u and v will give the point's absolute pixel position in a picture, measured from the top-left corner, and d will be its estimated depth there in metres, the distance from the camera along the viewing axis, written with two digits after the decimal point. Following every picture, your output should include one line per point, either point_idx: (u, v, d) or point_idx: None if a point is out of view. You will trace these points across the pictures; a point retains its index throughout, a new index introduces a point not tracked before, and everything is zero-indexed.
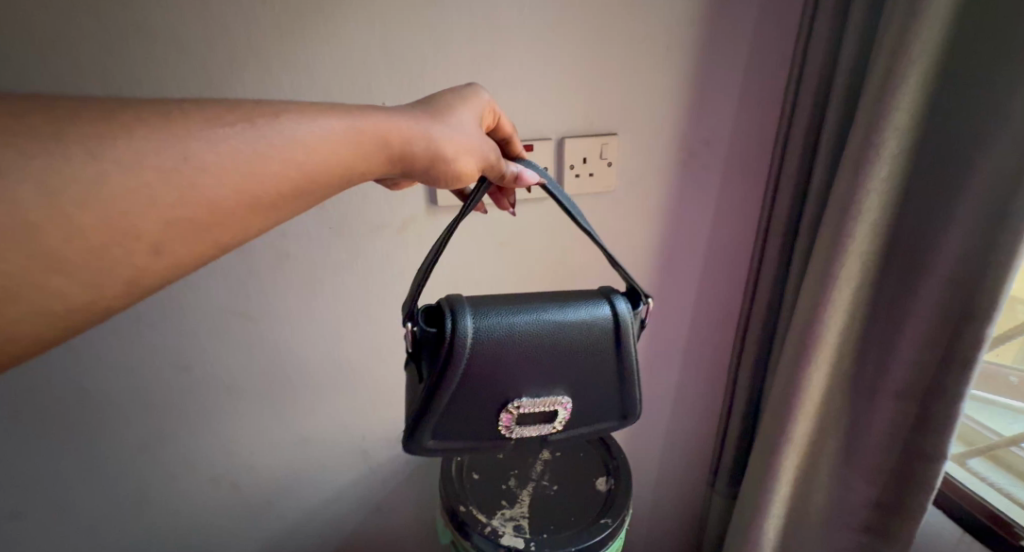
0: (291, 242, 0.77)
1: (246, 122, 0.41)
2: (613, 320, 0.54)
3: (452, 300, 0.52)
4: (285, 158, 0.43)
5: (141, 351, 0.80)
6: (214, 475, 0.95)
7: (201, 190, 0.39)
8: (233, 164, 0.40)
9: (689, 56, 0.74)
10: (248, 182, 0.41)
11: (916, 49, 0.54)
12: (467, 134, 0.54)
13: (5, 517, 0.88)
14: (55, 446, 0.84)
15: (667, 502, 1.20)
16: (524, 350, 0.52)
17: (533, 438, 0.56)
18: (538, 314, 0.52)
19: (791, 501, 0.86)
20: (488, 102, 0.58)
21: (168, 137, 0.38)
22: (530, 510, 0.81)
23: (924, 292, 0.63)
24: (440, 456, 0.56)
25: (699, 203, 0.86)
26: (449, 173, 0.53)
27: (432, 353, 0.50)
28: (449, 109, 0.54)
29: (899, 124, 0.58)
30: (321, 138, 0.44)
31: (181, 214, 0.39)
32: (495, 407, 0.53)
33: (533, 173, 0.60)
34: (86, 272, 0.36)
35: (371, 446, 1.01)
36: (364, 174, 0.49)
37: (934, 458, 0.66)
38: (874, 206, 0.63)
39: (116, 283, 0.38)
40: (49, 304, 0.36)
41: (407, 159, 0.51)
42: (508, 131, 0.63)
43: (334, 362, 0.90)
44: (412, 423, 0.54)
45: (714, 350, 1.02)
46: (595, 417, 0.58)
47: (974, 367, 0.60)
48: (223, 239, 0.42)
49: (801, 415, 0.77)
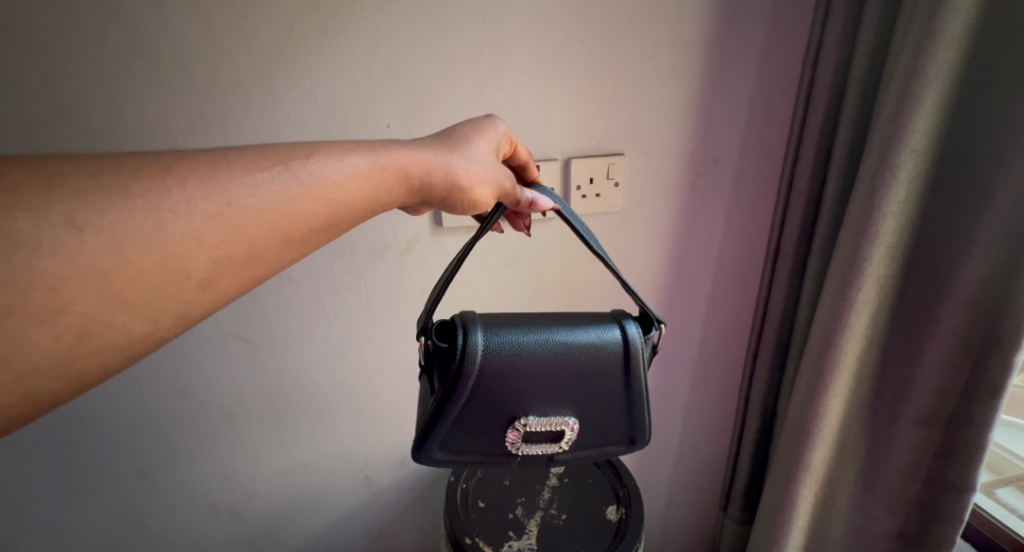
0: (293, 264, 0.76)
1: (281, 165, 0.42)
2: (623, 344, 0.52)
3: (466, 316, 0.51)
4: (315, 196, 0.44)
5: (141, 376, 0.78)
6: (213, 503, 0.92)
7: (245, 230, 0.41)
8: (267, 204, 0.41)
9: (695, 77, 0.74)
10: (281, 221, 0.42)
11: (930, 73, 0.53)
12: (482, 166, 0.52)
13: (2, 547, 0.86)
14: (54, 475, 0.83)
15: (680, 528, 1.16)
16: (534, 370, 0.50)
17: (537, 456, 0.54)
18: (548, 335, 0.51)
19: (809, 532, 0.83)
20: (506, 132, 0.57)
21: (212, 185, 0.40)
22: (538, 541, 0.78)
23: (946, 318, 0.61)
24: (446, 466, 0.54)
25: (707, 223, 0.85)
26: (466, 202, 0.52)
27: (442, 366, 0.49)
28: (465, 138, 0.53)
29: (916, 147, 0.57)
30: (347, 177, 0.45)
31: (225, 252, 0.40)
32: (501, 423, 0.51)
33: (547, 199, 0.57)
34: (148, 308, 0.38)
35: (374, 471, 0.98)
36: (385, 204, 0.48)
37: (961, 490, 0.63)
38: (891, 228, 0.62)
39: (170, 315, 0.39)
40: (116, 340, 0.38)
41: (427, 191, 0.51)
42: (524, 157, 0.62)
43: (337, 386, 0.88)
44: (420, 434, 0.51)
45: (725, 372, 1.00)
46: (604, 439, 0.55)
47: (1003, 395, 0.57)
48: (261, 270, 0.43)
49: (818, 441, 0.75)
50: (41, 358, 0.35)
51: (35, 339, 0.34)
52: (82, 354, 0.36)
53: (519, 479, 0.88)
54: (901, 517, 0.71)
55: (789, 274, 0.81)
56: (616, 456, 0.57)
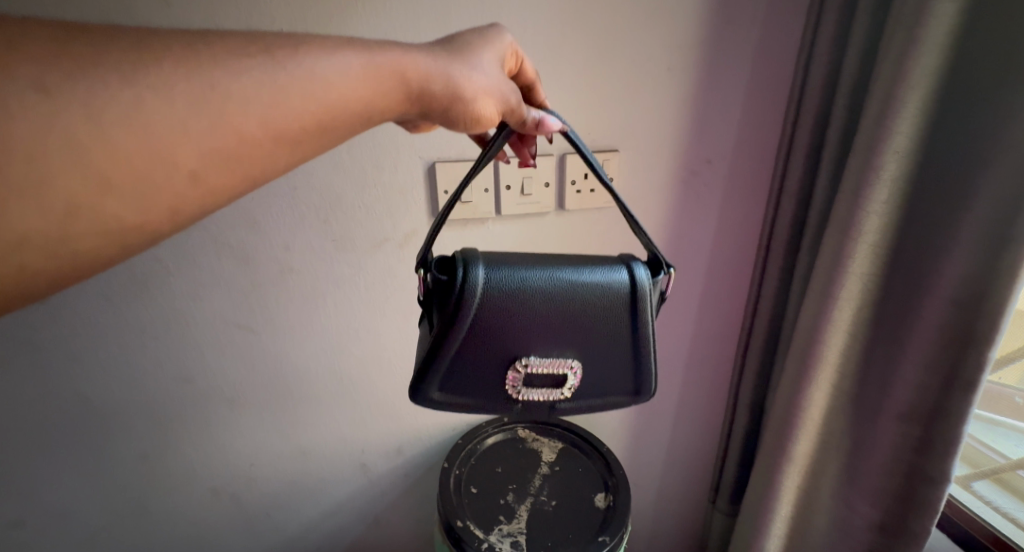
0: (295, 255, 0.78)
1: (267, 56, 0.41)
2: (630, 285, 0.54)
3: (468, 253, 0.52)
4: (307, 94, 0.42)
5: (145, 361, 0.80)
6: (213, 487, 0.94)
7: (233, 122, 0.40)
8: (254, 96, 0.40)
9: (689, 80, 0.76)
10: (271, 117, 0.41)
11: (914, 75, 0.56)
12: (488, 76, 0.51)
13: (8, 523, 0.87)
14: (57, 456, 0.84)
15: (670, 523, 1.18)
16: (537, 308, 0.52)
17: (539, 403, 0.56)
18: (553, 272, 0.52)
19: (792, 520, 0.86)
20: (511, 44, 0.55)
21: (193, 69, 0.38)
22: (528, 525, 0.80)
23: (927, 313, 0.63)
24: (445, 409, 0.56)
25: (700, 221, 0.87)
26: (468, 115, 0.51)
27: (441, 300, 0.51)
28: (469, 48, 0.52)
29: (898, 148, 0.60)
30: (341, 75, 0.44)
31: (214, 144, 0.39)
32: (501, 363, 0.53)
33: (556, 121, 0.56)
34: (137, 196, 0.38)
35: (370, 458, 0.99)
36: (382, 113, 0.47)
37: (938, 481, 0.65)
38: (874, 227, 0.64)
39: (161, 208, 0.39)
40: (107, 224, 0.37)
41: (427, 101, 0.49)
42: (531, 77, 0.60)
43: (335, 375, 0.90)
44: (418, 373, 0.54)
45: (715, 369, 1.02)
46: (606, 388, 0.58)
47: (976, 390, 0.60)
48: (255, 172, 0.43)
49: (801, 434, 0.78)
50: (30, 234, 0.35)
51: (21, 213, 0.34)
52: (73, 235, 0.36)
53: (511, 465, 0.89)
54: (883, 509, 0.73)
55: (778, 272, 0.83)
56: (620, 405, 0.59)
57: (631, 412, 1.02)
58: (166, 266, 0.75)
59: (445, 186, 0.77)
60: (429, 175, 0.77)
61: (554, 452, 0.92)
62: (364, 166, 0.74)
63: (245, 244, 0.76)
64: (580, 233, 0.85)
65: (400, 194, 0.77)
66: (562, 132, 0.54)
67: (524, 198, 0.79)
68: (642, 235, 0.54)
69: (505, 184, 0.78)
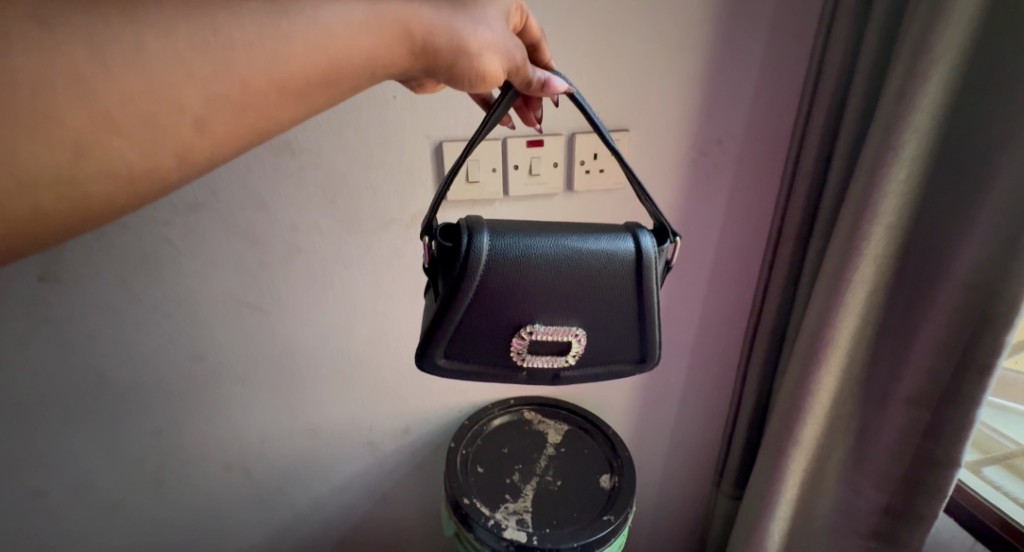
0: (302, 235, 0.78)
1: (267, 1, 0.37)
2: (635, 253, 0.53)
3: (471, 221, 0.51)
4: (312, 42, 0.40)
5: (158, 339, 0.81)
6: (226, 462, 0.95)
7: (237, 67, 0.37)
8: (258, 44, 0.38)
9: (702, 58, 0.75)
10: (276, 67, 0.39)
11: (939, 49, 0.54)
12: (493, 30, 0.48)
13: (28, 496, 0.88)
14: (73, 432, 0.85)
15: (676, 506, 1.18)
16: (541, 276, 0.51)
17: (544, 370, 0.56)
18: (559, 240, 0.52)
19: (796, 504, 0.85)
20: (517, 0, 0.53)
21: (193, 9, 0.35)
22: (533, 504, 0.80)
23: (943, 297, 0.62)
24: (447, 376, 0.56)
25: (710, 203, 0.86)
26: (474, 72, 0.48)
27: (445, 268, 0.50)
28: (474, 2, 0.49)
29: (920, 126, 0.58)
30: (345, 24, 0.41)
31: (218, 89, 0.37)
32: (507, 331, 0.53)
33: (563, 82, 0.54)
34: (144, 139, 0.36)
35: (378, 437, 1.00)
36: (385, 68, 0.45)
37: (946, 466, 0.64)
38: (891, 208, 0.63)
39: (169, 154, 0.37)
40: (117, 168, 0.36)
41: (432, 55, 0.47)
42: (537, 35, 0.58)
43: (343, 355, 0.90)
44: (422, 341, 0.53)
45: (722, 353, 1.01)
46: (611, 357, 0.57)
47: (991, 375, 0.58)
48: (260, 122, 0.41)
49: (810, 418, 0.76)
50: (33, 172, 0.33)
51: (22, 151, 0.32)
52: (77, 176, 0.35)
53: (515, 445, 0.90)
54: (889, 493, 0.73)
55: (790, 254, 0.82)
56: (625, 375, 0.59)
57: (638, 395, 1.02)
58: (176, 244, 0.75)
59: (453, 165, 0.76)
60: (437, 155, 0.76)
61: (560, 434, 0.92)
62: (370, 145, 0.74)
63: (253, 223, 0.76)
64: (589, 214, 0.85)
65: (407, 174, 0.77)
66: (568, 95, 0.53)
67: (532, 178, 0.78)
68: (649, 202, 0.53)
69: (513, 164, 0.77)
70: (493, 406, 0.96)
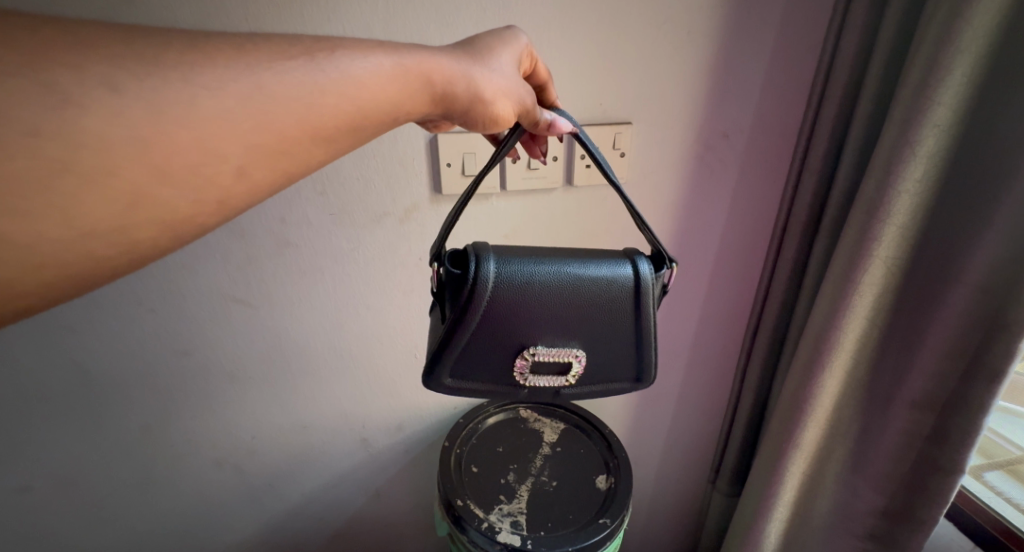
0: (292, 230, 0.75)
1: (306, 56, 0.38)
2: (634, 280, 0.51)
3: (478, 246, 0.49)
4: (341, 94, 0.39)
5: (145, 335, 0.79)
6: (217, 458, 0.93)
7: (274, 118, 0.37)
8: (293, 102, 0.38)
9: (711, 47, 0.72)
10: (308, 117, 0.39)
11: (965, 40, 0.52)
12: (506, 77, 0.48)
13: (14, 492, 0.86)
14: (58, 429, 0.83)
15: (672, 499, 1.18)
16: (545, 301, 0.49)
17: (545, 389, 0.54)
18: (561, 266, 0.50)
19: (795, 504, 0.84)
20: (527, 46, 0.51)
21: (242, 67, 0.36)
22: (528, 505, 0.79)
23: (952, 302, 0.60)
24: (455, 394, 0.54)
25: (714, 200, 0.84)
26: (486, 117, 0.48)
27: (453, 294, 0.48)
28: (489, 49, 0.49)
29: (939, 121, 0.56)
30: (374, 76, 0.41)
31: (254, 136, 0.37)
32: (510, 353, 0.51)
33: (567, 123, 0.53)
34: (190, 176, 0.35)
35: (371, 434, 0.98)
36: (408, 115, 0.44)
37: (950, 472, 0.64)
38: (905, 209, 0.61)
39: (214, 192, 0.37)
40: (160, 211, 0.35)
41: (449, 103, 0.46)
42: (544, 77, 0.56)
43: (335, 351, 0.88)
44: (430, 360, 0.51)
45: (722, 351, 1.00)
46: (610, 376, 0.55)
47: (1002, 382, 0.57)
48: (294, 168, 0.40)
49: (811, 422, 0.76)
50: (89, 215, 0.33)
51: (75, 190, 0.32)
52: (132, 222, 0.34)
53: (508, 447, 0.88)
54: (887, 496, 0.72)
55: (796, 251, 0.80)
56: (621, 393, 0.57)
57: (636, 392, 1.01)
58: None
59: (448, 158, 0.73)
60: (431, 146, 0.73)
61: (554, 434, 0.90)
62: (361, 136, 0.70)
63: (238, 215, 0.73)
64: (587, 210, 0.82)
65: (401, 168, 0.74)
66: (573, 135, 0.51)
67: (530, 172, 0.75)
68: (649, 229, 0.51)
69: (511, 157, 0.74)
70: (488, 405, 0.94)
